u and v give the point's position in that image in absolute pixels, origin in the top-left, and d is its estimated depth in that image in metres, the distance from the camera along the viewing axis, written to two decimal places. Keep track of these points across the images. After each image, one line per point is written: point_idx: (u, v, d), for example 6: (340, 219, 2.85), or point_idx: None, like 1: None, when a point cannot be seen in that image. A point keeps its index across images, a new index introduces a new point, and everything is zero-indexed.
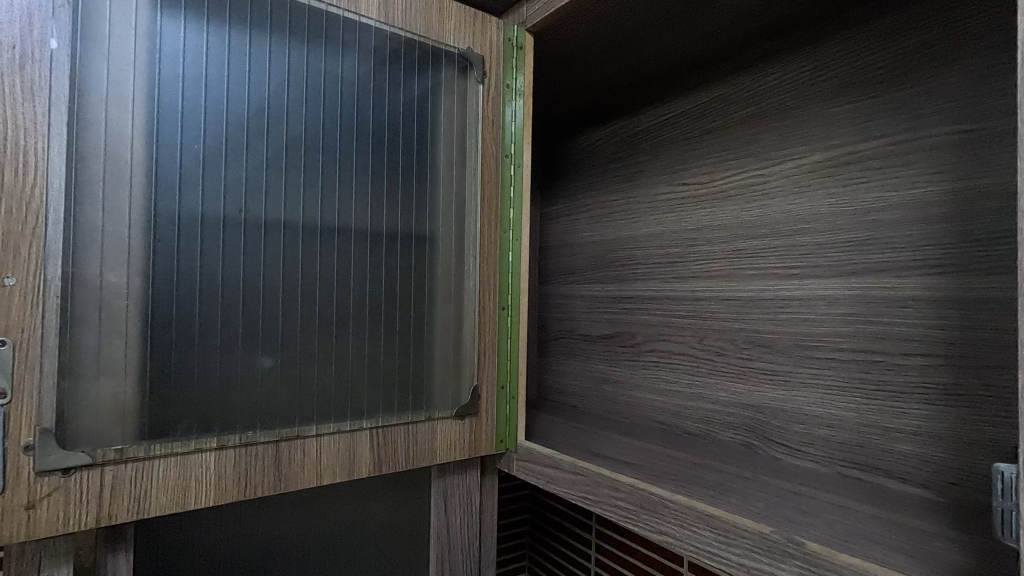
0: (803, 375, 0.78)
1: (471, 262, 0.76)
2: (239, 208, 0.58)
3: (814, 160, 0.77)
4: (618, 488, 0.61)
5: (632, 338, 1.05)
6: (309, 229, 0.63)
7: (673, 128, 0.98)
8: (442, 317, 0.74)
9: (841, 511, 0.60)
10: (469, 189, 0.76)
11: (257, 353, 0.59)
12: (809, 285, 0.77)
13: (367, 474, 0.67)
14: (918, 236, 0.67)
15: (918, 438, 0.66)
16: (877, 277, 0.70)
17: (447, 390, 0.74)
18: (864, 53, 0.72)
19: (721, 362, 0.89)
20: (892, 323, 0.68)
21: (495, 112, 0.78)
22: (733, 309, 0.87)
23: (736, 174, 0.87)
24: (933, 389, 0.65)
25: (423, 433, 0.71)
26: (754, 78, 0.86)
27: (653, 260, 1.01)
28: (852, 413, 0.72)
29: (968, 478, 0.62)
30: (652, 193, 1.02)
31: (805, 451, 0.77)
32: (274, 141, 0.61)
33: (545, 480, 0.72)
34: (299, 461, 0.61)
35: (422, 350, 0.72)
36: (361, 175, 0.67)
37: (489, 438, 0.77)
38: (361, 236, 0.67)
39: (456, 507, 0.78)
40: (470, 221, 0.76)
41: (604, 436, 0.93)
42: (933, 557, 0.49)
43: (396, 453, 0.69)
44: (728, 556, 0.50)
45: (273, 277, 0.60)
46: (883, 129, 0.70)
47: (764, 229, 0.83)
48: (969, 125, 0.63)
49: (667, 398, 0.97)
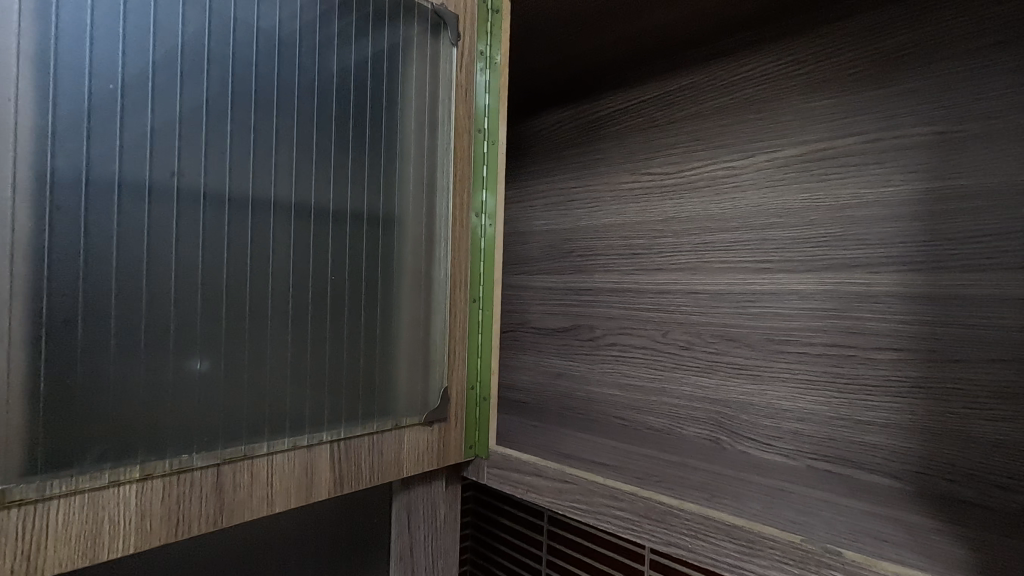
0: (772, 369, 0.78)
1: (443, 248, 0.67)
2: (170, 171, 0.46)
3: (788, 155, 0.78)
4: (617, 496, 0.56)
5: (591, 332, 1.01)
6: (260, 205, 0.51)
7: (639, 115, 0.95)
8: (410, 309, 0.65)
9: (831, 508, 0.59)
10: (440, 165, 0.67)
11: (194, 356, 0.47)
12: (782, 280, 0.78)
13: (327, 495, 0.57)
14: (891, 234, 0.68)
15: (887, 430, 0.68)
16: (851, 273, 0.71)
17: (414, 393, 0.65)
18: (842, 50, 0.73)
19: (687, 356, 0.87)
20: (865, 317, 0.70)
21: (469, 80, 0.70)
22: (701, 302, 0.86)
23: (706, 165, 0.86)
24: (905, 382, 0.67)
25: (389, 443, 0.62)
26: (727, 68, 0.85)
27: (614, 251, 0.98)
28: (822, 406, 0.73)
29: (936, 468, 0.64)
30: (614, 181, 0.99)
31: (773, 445, 0.77)
32: (218, 91, 0.48)
33: (523, 488, 0.65)
34: (245, 488, 0.50)
35: (388, 348, 0.62)
36: (323, 142, 0.56)
37: (459, 444, 0.69)
38: (321, 215, 0.56)
39: (420, 523, 0.70)
40: (441, 202, 0.67)
41: (566, 434, 0.89)
42: (937, 552, 0.49)
43: (360, 468, 0.59)
44: (752, 568, 0.47)
45: (214, 259, 0.48)
46: (860, 127, 0.71)
47: (735, 222, 0.83)
48: (944, 127, 0.65)
49: (629, 393, 0.94)
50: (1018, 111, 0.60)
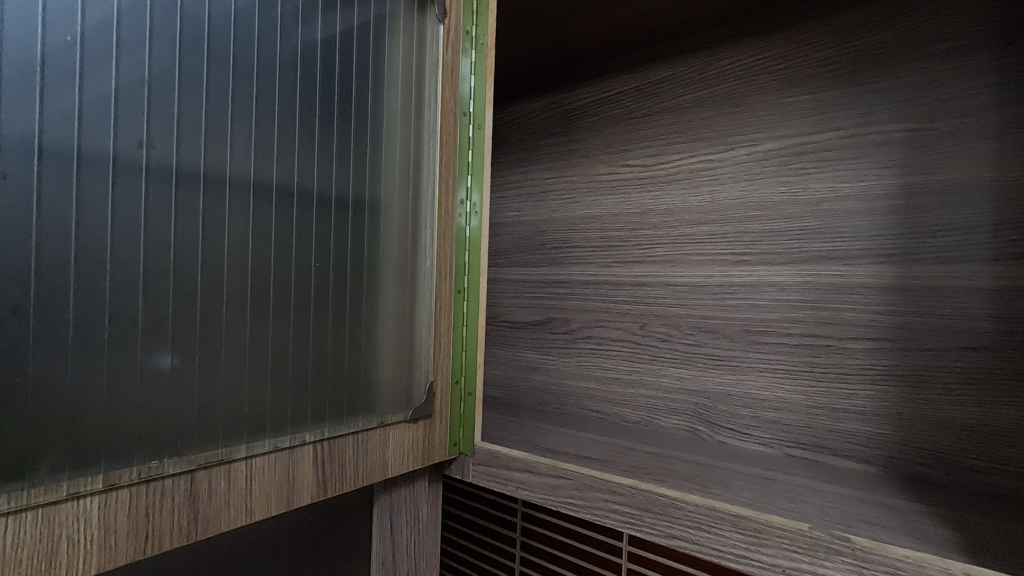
0: (750, 359, 0.79)
1: (428, 236, 0.64)
2: (137, 141, 0.40)
3: (766, 149, 0.79)
4: (616, 490, 0.55)
5: (566, 325, 1.00)
6: (237, 184, 0.47)
7: (616, 107, 0.95)
8: (394, 300, 0.61)
9: (818, 493, 0.61)
10: (426, 149, 0.64)
11: (164, 351, 0.42)
12: (759, 272, 0.79)
13: (310, 500, 0.52)
14: (866, 227, 0.71)
15: (862, 417, 0.70)
16: (828, 265, 0.73)
17: (398, 389, 0.61)
18: (819, 47, 0.75)
19: (665, 348, 0.88)
20: (841, 308, 0.72)
21: (454, 61, 0.66)
22: (679, 295, 0.87)
23: (685, 158, 0.87)
24: (879, 370, 0.69)
25: (373, 442, 0.58)
26: (706, 61, 0.85)
27: (591, 244, 0.98)
28: (799, 395, 0.75)
29: (908, 452, 0.67)
30: (591, 173, 0.98)
31: (751, 434, 0.79)
32: (192, 54, 0.43)
33: (513, 485, 0.63)
34: (222, 495, 0.45)
35: (372, 341, 0.59)
36: (306, 119, 0.52)
37: (443, 441, 0.66)
38: (304, 198, 0.52)
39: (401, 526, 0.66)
40: (427, 188, 0.64)
41: (545, 428, 0.87)
42: (926, 531, 0.50)
43: (344, 469, 0.55)
44: (760, 558, 0.47)
45: (187, 242, 0.43)
46: (836, 123, 0.73)
47: (713, 214, 0.83)
48: (916, 124, 0.68)
49: (605, 386, 0.94)
50: (985, 111, 0.63)
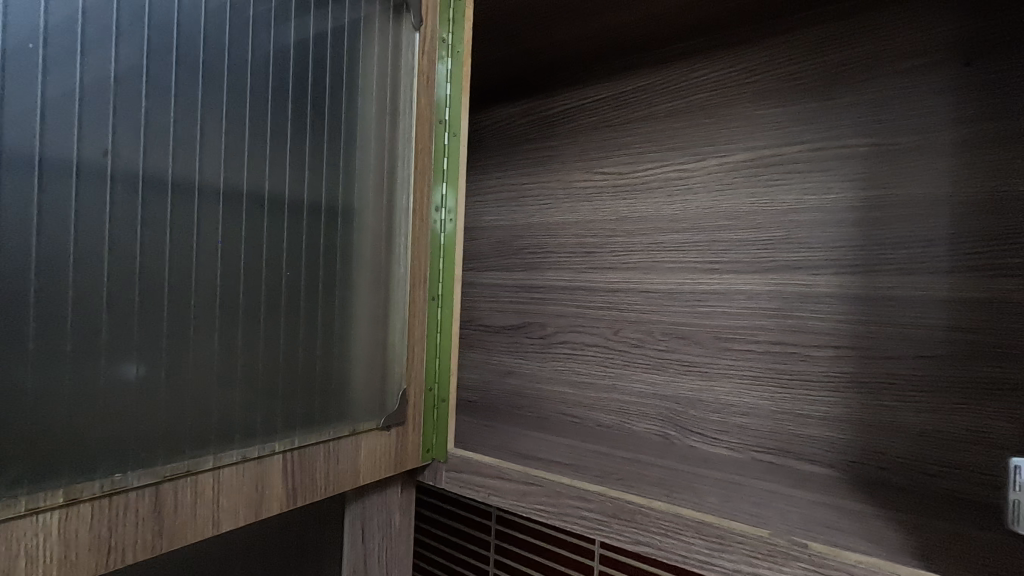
0: (720, 365, 0.81)
1: (402, 243, 0.64)
2: (103, 149, 0.40)
3: (737, 160, 0.81)
4: (585, 497, 0.56)
5: (542, 329, 1.01)
6: (207, 192, 0.46)
7: (593, 114, 0.96)
8: (366, 308, 0.61)
9: (781, 498, 0.62)
10: (401, 155, 0.63)
11: (129, 361, 0.41)
12: (729, 280, 0.81)
13: (279, 510, 0.52)
14: (830, 238, 0.73)
15: (825, 422, 0.72)
16: (794, 275, 0.75)
17: (370, 396, 0.61)
18: (788, 61, 0.77)
19: (638, 354, 0.89)
20: (806, 316, 0.74)
21: (430, 68, 0.66)
22: (652, 301, 0.88)
23: (659, 167, 0.88)
24: (841, 377, 0.71)
25: (345, 450, 0.58)
26: (680, 72, 0.87)
27: (566, 249, 0.98)
28: (765, 401, 0.77)
29: (868, 456, 0.69)
30: (567, 179, 0.99)
31: (720, 439, 0.80)
32: (160, 58, 0.43)
33: (485, 491, 0.63)
34: (188, 507, 0.45)
35: (344, 349, 0.58)
36: (279, 124, 0.51)
37: (416, 448, 0.66)
38: (276, 205, 0.51)
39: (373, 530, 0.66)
40: (401, 194, 0.64)
41: (519, 432, 0.88)
42: (880, 534, 0.52)
43: (315, 478, 0.55)
44: (722, 563, 0.48)
45: (154, 250, 0.43)
46: (803, 137, 0.75)
47: (685, 223, 0.85)
48: (879, 140, 0.70)
49: (580, 390, 0.95)
50: (944, 128, 0.66)
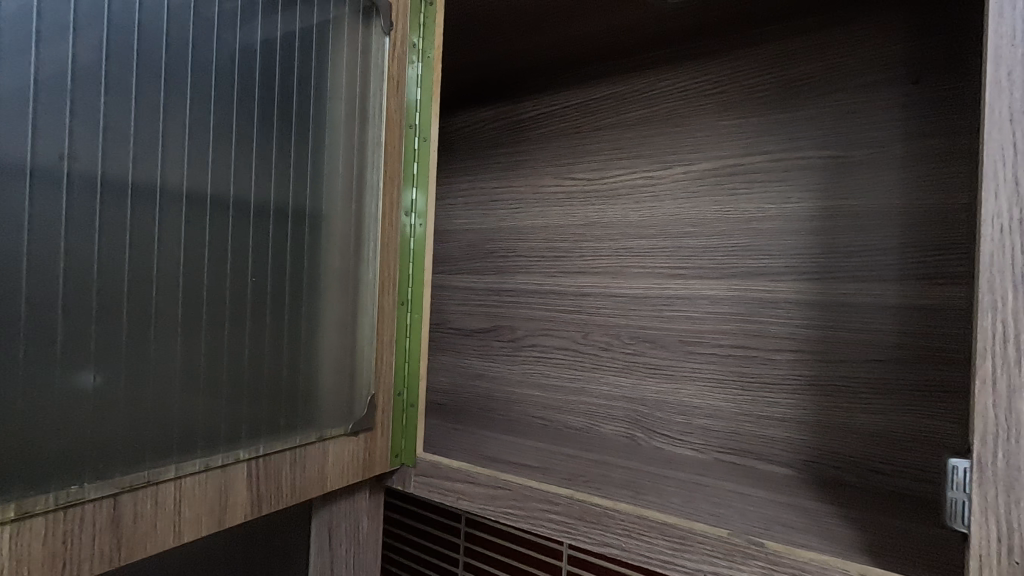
0: (684, 368, 0.83)
1: (371, 248, 0.63)
2: (59, 152, 0.39)
3: (702, 168, 0.83)
4: (553, 500, 0.57)
5: (512, 332, 1.02)
6: (170, 196, 0.45)
7: (563, 121, 0.97)
8: (334, 312, 0.60)
9: (740, 497, 0.65)
10: (370, 160, 0.63)
11: (86, 369, 0.40)
12: (694, 286, 0.83)
13: (244, 518, 0.51)
14: (789, 246, 0.76)
15: (784, 424, 0.75)
16: (755, 281, 0.78)
17: (338, 401, 0.61)
18: (751, 74, 0.80)
19: (606, 357, 0.91)
20: (766, 321, 0.77)
21: (401, 72, 0.66)
22: (620, 305, 0.90)
23: (627, 173, 0.90)
24: (799, 380, 0.74)
25: (311, 457, 0.57)
26: (648, 81, 0.89)
27: (537, 253, 0.99)
28: (728, 403, 0.80)
29: (823, 456, 0.72)
30: (538, 184, 1.00)
31: (684, 440, 0.82)
32: (120, 58, 0.42)
33: (453, 495, 0.64)
34: (149, 517, 0.44)
35: (311, 354, 0.58)
36: (244, 126, 0.50)
37: (384, 454, 0.65)
38: (241, 209, 0.50)
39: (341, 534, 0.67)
40: (370, 199, 0.63)
41: (488, 435, 0.89)
42: (833, 532, 0.55)
43: (281, 485, 0.54)
44: (684, 563, 0.49)
45: (112, 255, 0.42)
46: (765, 147, 0.78)
47: (652, 229, 0.87)
48: (835, 152, 0.73)
49: (549, 393, 0.96)
50: (895, 143, 0.69)
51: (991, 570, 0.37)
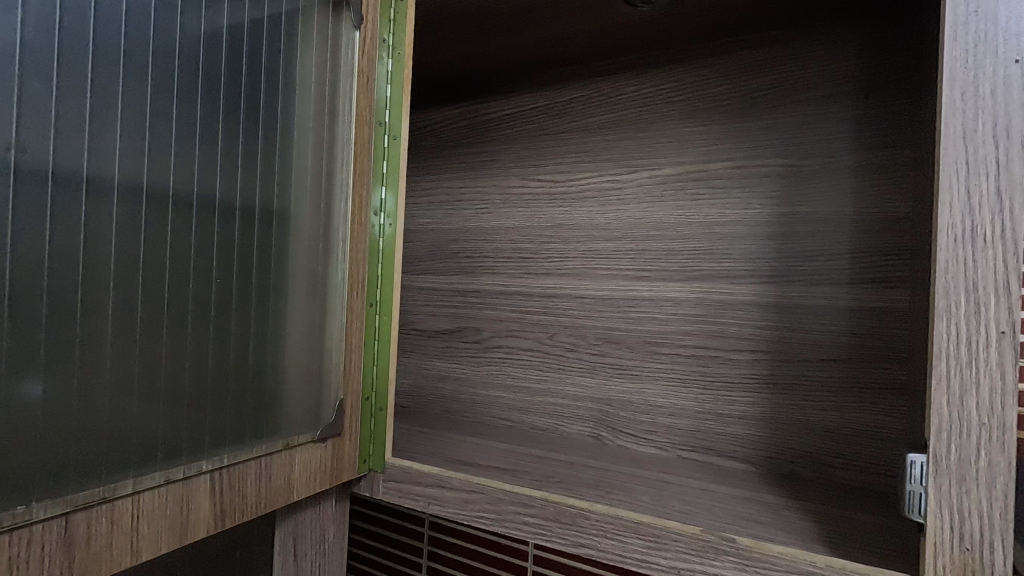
0: (649, 368, 0.85)
1: (340, 248, 0.61)
2: (5, 143, 0.36)
3: (666, 173, 0.85)
4: (527, 503, 0.57)
5: (476, 334, 1.01)
6: (129, 191, 0.42)
7: (530, 122, 0.98)
8: (300, 314, 0.58)
9: (705, 494, 0.67)
10: (340, 157, 0.61)
11: (34, 379, 0.37)
12: (658, 288, 0.85)
13: (207, 532, 0.49)
14: (748, 250, 0.79)
15: (743, 421, 0.78)
16: (716, 284, 0.80)
17: (305, 407, 0.59)
18: (714, 83, 0.82)
19: (571, 358, 0.92)
20: (727, 323, 0.80)
21: (371, 68, 0.64)
22: (586, 307, 0.91)
23: (593, 176, 0.91)
24: (757, 379, 0.77)
25: (278, 465, 0.55)
26: (615, 86, 0.90)
27: (502, 255, 0.99)
28: (690, 402, 0.82)
29: (780, 451, 0.75)
30: (503, 185, 1.00)
31: (648, 439, 0.84)
32: (73, 44, 0.39)
33: (424, 501, 0.63)
34: (104, 536, 0.41)
35: (277, 360, 0.56)
36: (210, 120, 0.48)
37: (352, 460, 0.63)
38: (206, 206, 0.48)
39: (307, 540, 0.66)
40: (339, 198, 0.61)
41: (454, 438, 0.88)
42: (793, 524, 0.57)
43: (246, 496, 0.52)
44: (658, 561, 0.51)
45: (65, 254, 0.39)
46: (726, 154, 0.81)
47: (618, 231, 0.88)
48: (792, 161, 0.76)
49: (515, 394, 0.96)
50: (847, 154, 0.73)
51: (945, 557, 0.40)
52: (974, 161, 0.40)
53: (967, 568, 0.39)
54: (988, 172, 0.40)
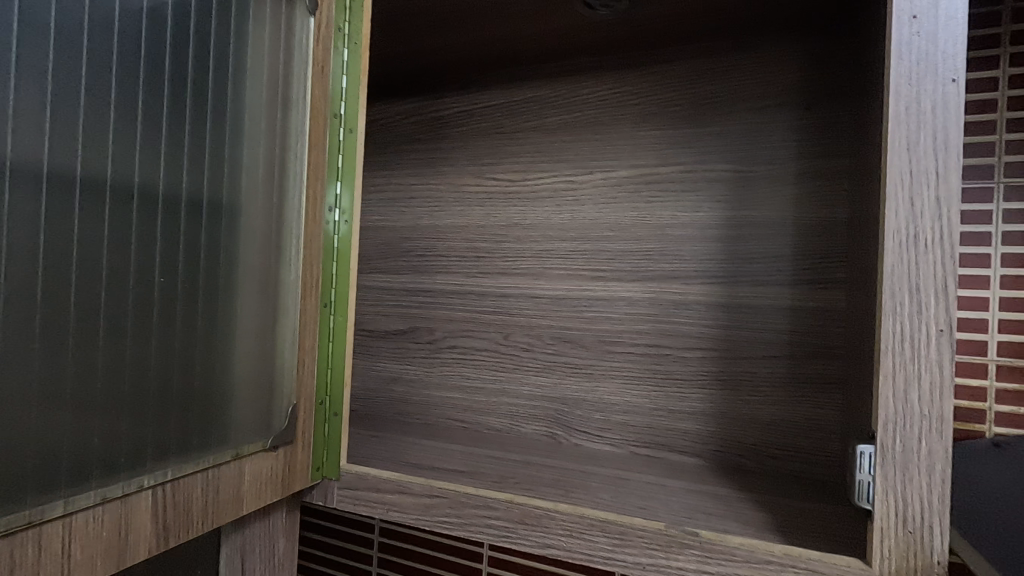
0: (603, 367, 0.86)
1: (293, 246, 0.57)
2: None
3: (621, 175, 0.87)
4: (491, 506, 0.56)
5: (429, 334, 0.99)
6: (60, 181, 0.38)
7: (485, 119, 0.97)
8: (249, 316, 0.54)
9: (661, 489, 0.68)
10: (293, 149, 0.57)
11: None
12: (612, 288, 0.86)
13: (148, 553, 0.45)
14: (699, 252, 0.81)
15: (694, 417, 0.81)
16: (668, 284, 0.83)
17: (254, 414, 0.55)
18: (666, 89, 0.84)
19: (527, 357, 0.92)
20: (678, 321, 0.82)
21: (326, 57, 0.60)
22: (541, 306, 0.91)
23: (549, 176, 0.91)
24: (707, 375, 0.80)
25: (226, 478, 0.51)
26: (570, 87, 0.91)
27: (456, 254, 0.98)
28: (643, 399, 0.84)
29: (728, 445, 0.79)
30: (457, 182, 0.98)
31: (602, 436, 0.86)
32: None
33: (382, 508, 0.60)
34: (29, 565, 0.37)
35: (225, 364, 0.52)
36: (153, 105, 0.44)
37: (304, 468, 0.60)
38: (148, 199, 0.44)
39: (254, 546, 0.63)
40: (293, 192, 0.58)
41: (408, 441, 0.86)
42: (746, 514, 0.60)
43: (191, 512, 0.48)
44: (625, 557, 0.51)
45: None
46: (678, 158, 0.83)
47: (573, 232, 0.89)
48: (739, 167, 0.80)
49: (469, 395, 0.95)
50: (789, 161, 0.77)
51: (890, 540, 0.43)
52: (917, 172, 0.43)
53: (909, 549, 0.42)
54: (930, 182, 0.43)
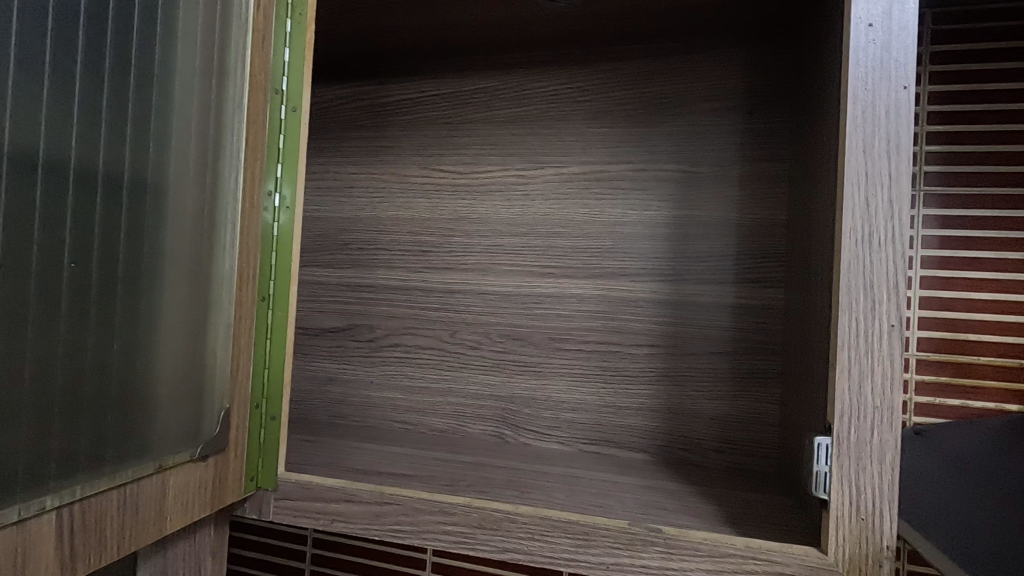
0: (553, 365, 0.86)
1: (228, 231, 0.51)
2: None
3: (572, 171, 0.86)
4: (449, 511, 0.53)
5: (370, 331, 0.94)
6: None
7: (432, 108, 0.93)
8: (174, 309, 0.48)
9: (614, 486, 0.68)
10: (230, 125, 0.51)
11: None
12: (563, 285, 0.86)
13: None
14: (648, 250, 0.82)
15: (641, 412, 0.82)
16: (617, 281, 0.83)
17: (179, 421, 0.49)
18: (618, 87, 0.85)
19: (474, 355, 0.89)
20: (627, 319, 0.83)
21: (268, 26, 0.54)
22: (489, 303, 0.89)
23: (500, 170, 0.89)
24: (654, 372, 0.81)
25: (146, 494, 0.45)
26: (522, 80, 0.89)
27: (400, 247, 0.93)
28: (592, 396, 0.84)
29: (674, 439, 0.80)
30: (402, 173, 0.94)
31: (551, 434, 0.85)
32: None
33: (327, 518, 0.55)
34: None
35: (147, 365, 0.46)
36: (64, 65, 0.38)
37: (237, 479, 0.54)
38: (54, 173, 0.38)
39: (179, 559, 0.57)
40: (229, 173, 0.51)
41: (349, 445, 0.81)
42: (698, 508, 0.61)
43: (104, 536, 0.41)
44: (588, 558, 0.50)
45: None
46: (628, 157, 0.84)
47: (523, 227, 0.88)
48: (686, 167, 0.81)
49: (413, 395, 0.91)
50: (733, 164, 0.79)
51: (845, 528, 0.45)
52: (871, 174, 0.45)
53: (861, 536, 0.44)
54: (883, 183, 0.45)
